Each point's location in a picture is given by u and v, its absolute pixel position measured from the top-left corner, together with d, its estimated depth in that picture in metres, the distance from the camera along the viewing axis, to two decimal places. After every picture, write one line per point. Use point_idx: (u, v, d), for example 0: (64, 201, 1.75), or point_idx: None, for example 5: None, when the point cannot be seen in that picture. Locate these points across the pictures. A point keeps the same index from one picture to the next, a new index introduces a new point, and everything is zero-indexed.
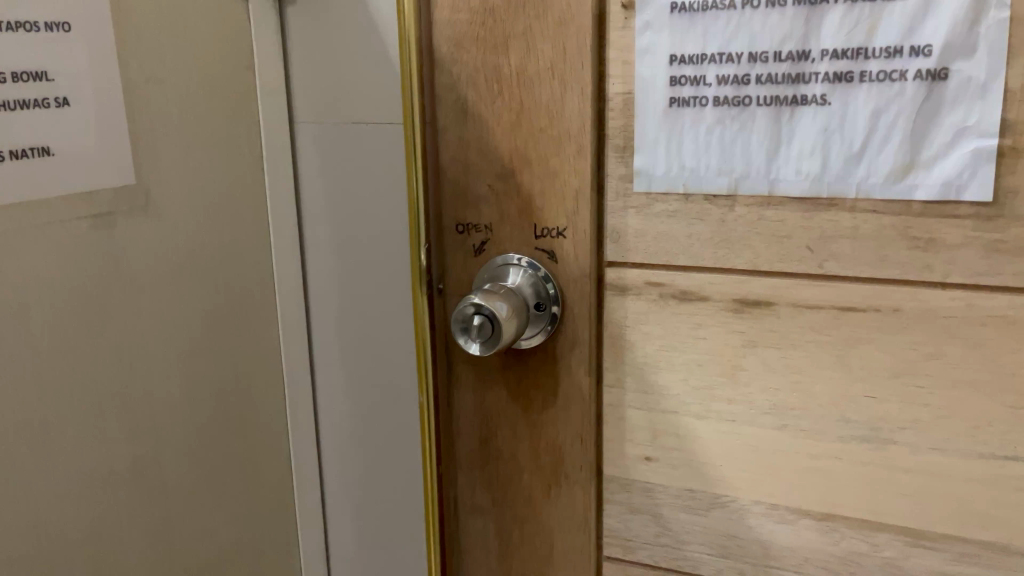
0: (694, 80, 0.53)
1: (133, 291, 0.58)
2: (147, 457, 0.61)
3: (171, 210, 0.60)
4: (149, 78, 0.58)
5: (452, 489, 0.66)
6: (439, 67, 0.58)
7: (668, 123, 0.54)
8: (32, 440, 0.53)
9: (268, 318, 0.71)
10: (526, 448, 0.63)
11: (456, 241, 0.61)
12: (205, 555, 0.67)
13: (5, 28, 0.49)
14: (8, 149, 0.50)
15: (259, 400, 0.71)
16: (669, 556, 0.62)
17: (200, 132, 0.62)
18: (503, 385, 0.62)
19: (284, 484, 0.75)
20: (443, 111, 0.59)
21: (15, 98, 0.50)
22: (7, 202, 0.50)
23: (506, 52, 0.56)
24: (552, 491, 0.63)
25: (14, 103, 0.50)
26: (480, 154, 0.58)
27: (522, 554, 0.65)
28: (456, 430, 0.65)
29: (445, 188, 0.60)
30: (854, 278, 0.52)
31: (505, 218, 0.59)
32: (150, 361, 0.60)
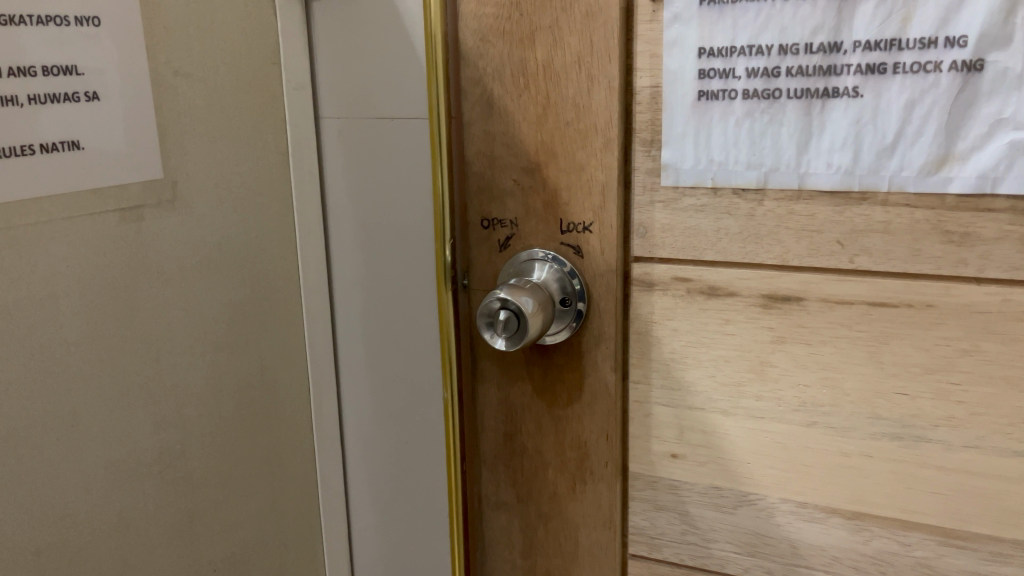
0: (723, 73, 0.52)
1: (160, 284, 0.58)
2: (174, 450, 0.61)
3: (198, 203, 0.60)
4: (177, 72, 0.58)
5: (477, 485, 0.66)
6: (465, 60, 0.58)
7: (696, 116, 0.53)
8: (61, 431, 0.53)
9: (293, 312, 0.71)
10: (551, 443, 0.62)
11: (481, 236, 0.61)
12: (231, 548, 0.67)
13: (36, 22, 0.49)
14: (39, 143, 0.50)
15: (284, 393, 0.71)
16: (696, 554, 0.61)
17: (226, 127, 0.62)
18: (527, 380, 0.62)
19: (308, 481, 0.75)
20: (468, 106, 0.59)
21: (46, 93, 0.50)
22: (38, 196, 0.50)
23: (533, 45, 0.56)
24: (577, 487, 0.62)
25: (44, 97, 0.50)
26: (506, 148, 0.58)
27: (546, 550, 0.65)
28: (481, 425, 0.65)
29: (471, 182, 0.60)
30: (885, 273, 0.51)
31: (530, 213, 0.59)
32: (176, 354, 0.60)
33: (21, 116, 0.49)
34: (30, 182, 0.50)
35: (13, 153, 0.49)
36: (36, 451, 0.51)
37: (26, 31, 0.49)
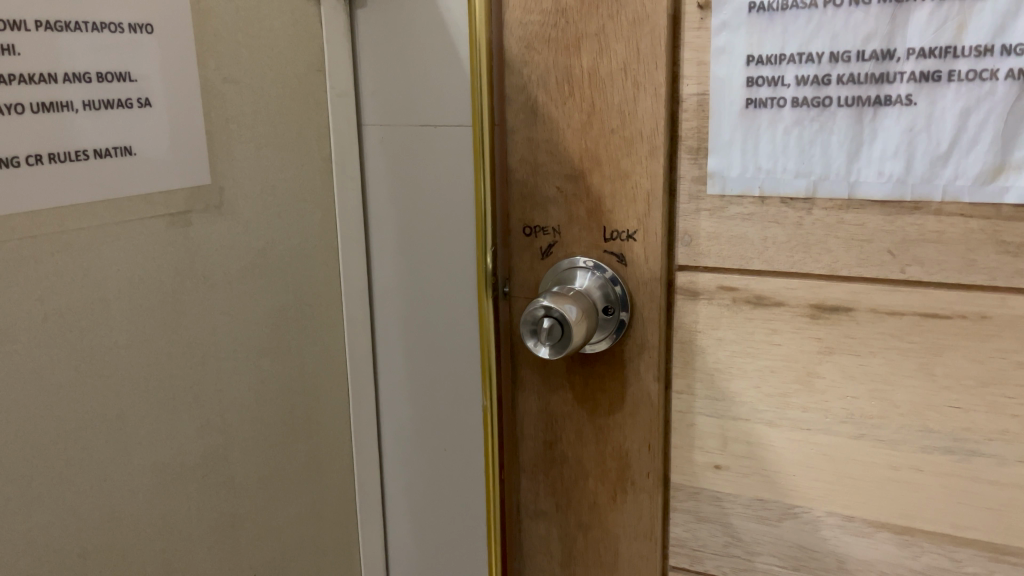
0: (772, 80, 0.52)
1: (205, 289, 0.59)
2: (217, 455, 0.61)
3: (244, 209, 0.61)
4: (226, 78, 0.58)
5: (515, 494, 0.66)
6: (510, 68, 0.58)
7: (744, 124, 0.53)
8: (109, 433, 0.53)
9: (334, 317, 0.71)
10: (591, 452, 0.62)
11: (523, 244, 0.61)
12: (271, 552, 0.67)
13: (91, 28, 0.50)
14: (93, 149, 0.51)
15: (323, 398, 0.71)
16: (738, 567, 0.60)
17: (272, 134, 0.62)
18: (568, 388, 0.61)
19: (345, 487, 0.75)
20: (512, 112, 0.59)
21: (100, 99, 0.51)
22: (89, 202, 0.51)
23: (579, 52, 0.56)
24: (617, 497, 0.62)
25: (99, 103, 0.51)
26: (550, 156, 0.58)
27: (585, 561, 0.64)
28: (520, 433, 0.65)
29: (513, 189, 0.60)
30: (937, 283, 0.50)
31: (573, 220, 0.58)
32: (221, 359, 0.60)
33: (75, 123, 0.50)
34: (83, 186, 0.50)
35: (67, 159, 0.49)
36: (84, 453, 0.52)
37: (81, 38, 0.49)
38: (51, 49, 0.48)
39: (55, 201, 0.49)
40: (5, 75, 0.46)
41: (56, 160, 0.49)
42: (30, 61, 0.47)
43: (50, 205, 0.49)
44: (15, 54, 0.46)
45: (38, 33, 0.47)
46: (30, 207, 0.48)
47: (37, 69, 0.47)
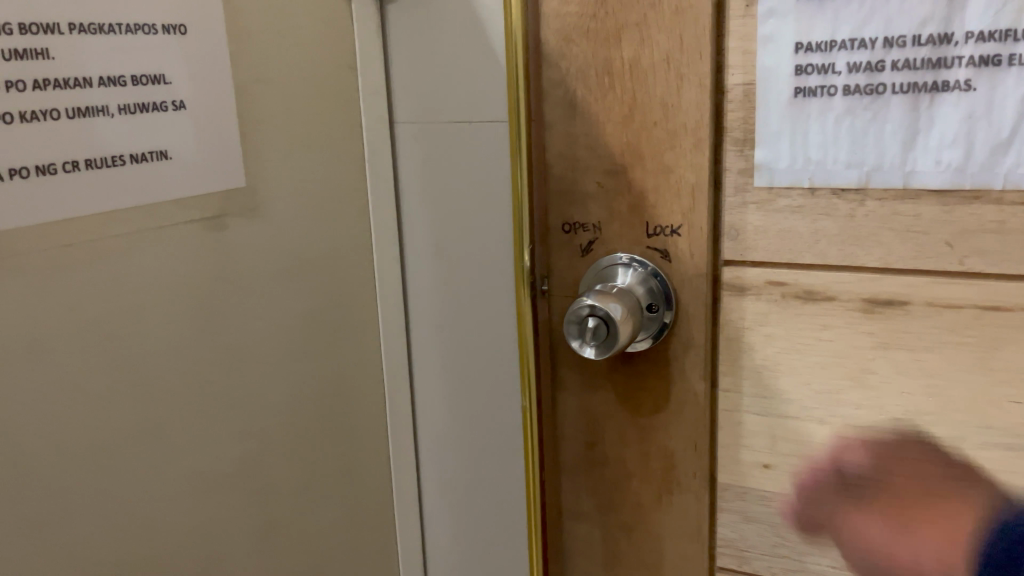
0: (822, 68, 0.50)
1: (242, 292, 0.57)
2: (255, 461, 0.60)
3: (278, 211, 0.60)
4: (258, 78, 0.57)
5: (555, 496, 0.65)
6: (547, 61, 0.57)
7: (793, 113, 0.51)
8: (149, 442, 0.52)
9: (368, 318, 0.70)
10: (635, 453, 0.61)
11: (562, 241, 0.59)
12: (310, 558, 0.66)
13: (125, 30, 0.48)
14: (129, 154, 0.49)
15: (359, 400, 0.70)
16: (789, 568, 0.59)
17: (305, 133, 0.61)
18: (610, 388, 0.60)
19: (382, 490, 0.74)
20: (549, 107, 0.57)
21: (135, 102, 0.49)
22: (125, 207, 0.49)
23: (619, 44, 0.54)
24: (663, 498, 0.60)
25: (134, 106, 0.49)
26: (589, 150, 0.57)
27: (630, 562, 0.63)
28: (561, 434, 0.63)
29: (552, 185, 0.59)
30: (997, 275, 0.49)
31: (614, 215, 0.57)
32: (258, 364, 0.60)
33: (111, 128, 0.48)
34: (119, 192, 0.49)
35: (104, 164, 0.48)
36: (125, 463, 0.51)
37: (115, 40, 0.48)
38: (84, 52, 0.47)
39: (91, 207, 0.48)
40: (41, 80, 0.45)
41: (92, 166, 0.48)
42: (64, 66, 0.46)
43: (87, 211, 0.48)
44: (49, 58, 0.45)
45: (72, 37, 0.46)
46: (67, 214, 0.47)
47: (72, 73, 0.46)
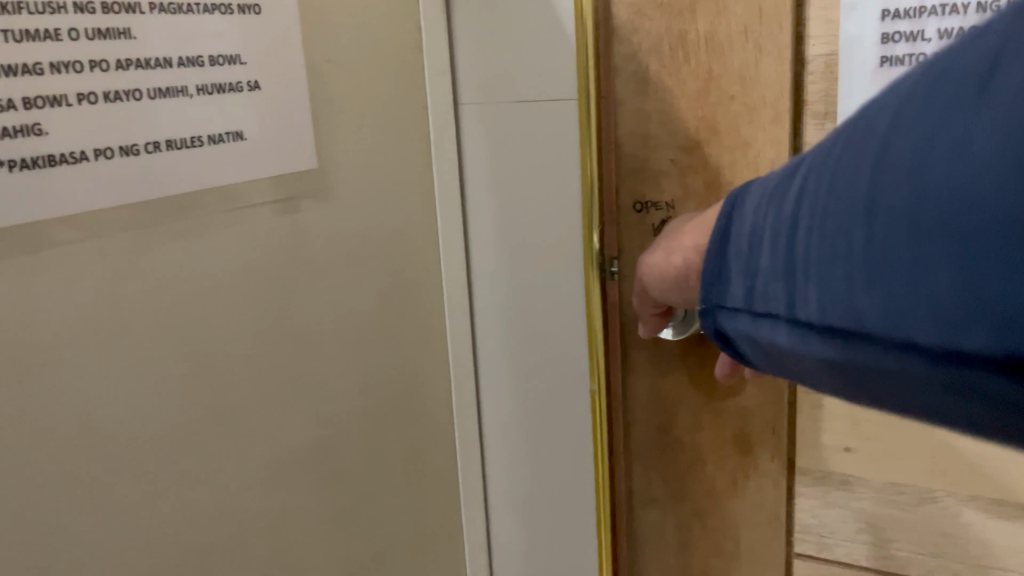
0: (910, 37, 0.48)
1: (313, 276, 0.57)
2: (327, 445, 0.60)
3: (347, 194, 0.59)
4: (326, 59, 0.57)
5: (625, 482, 0.64)
6: (618, 36, 0.56)
7: (879, 83, 0.49)
8: (224, 426, 0.52)
9: (433, 303, 0.69)
10: (709, 436, 0.59)
11: (633, 220, 0.58)
12: (379, 543, 0.66)
13: (204, 9, 0.48)
14: (207, 134, 0.49)
15: (426, 385, 0.70)
16: (871, 554, 0.57)
17: (371, 116, 0.61)
18: (684, 370, 0.59)
19: (448, 476, 0.74)
20: (620, 83, 0.56)
21: (213, 82, 0.49)
22: (201, 188, 0.49)
23: (694, 16, 0.53)
24: (739, 483, 0.59)
25: (212, 87, 0.49)
26: (662, 127, 0.55)
27: (703, 549, 0.62)
28: (630, 419, 0.62)
29: (623, 163, 0.58)
30: None
31: (688, 193, 0.56)
32: (329, 348, 0.59)
33: (191, 108, 0.48)
34: (196, 172, 0.49)
35: (184, 145, 0.48)
36: (204, 446, 0.51)
37: (195, 20, 0.48)
38: (166, 32, 0.46)
39: (171, 188, 0.47)
40: (123, 60, 0.45)
41: (173, 146, 0.47)
42: (145, 45, 0.46)
43: (166, 193, 0.47)
44: (131, 38, 0.45)
45: (154, 16, 0.46)
46: (147, 195, 0.46)
47: (154, 53, 0.46)
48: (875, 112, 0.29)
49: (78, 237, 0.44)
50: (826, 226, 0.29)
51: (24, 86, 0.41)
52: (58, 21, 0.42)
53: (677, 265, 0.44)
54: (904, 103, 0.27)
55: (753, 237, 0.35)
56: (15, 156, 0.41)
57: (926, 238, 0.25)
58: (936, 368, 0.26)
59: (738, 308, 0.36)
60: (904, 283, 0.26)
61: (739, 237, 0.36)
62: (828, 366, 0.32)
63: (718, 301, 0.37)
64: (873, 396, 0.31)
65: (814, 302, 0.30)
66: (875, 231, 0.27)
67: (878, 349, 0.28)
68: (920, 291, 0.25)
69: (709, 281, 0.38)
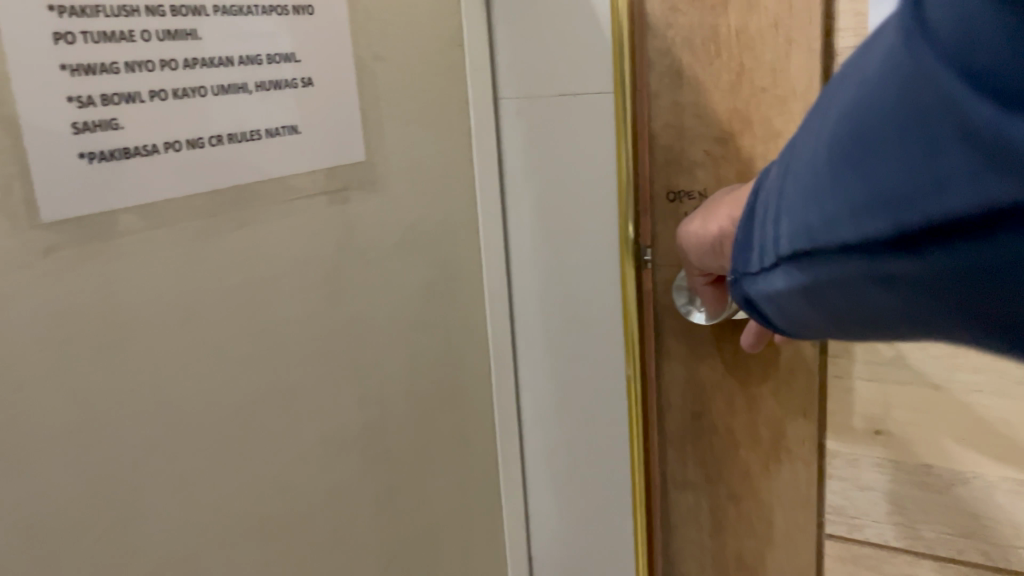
0: None
1: (365, 262, 0.60)
2: (376, 425, 0.63)
3: (394, 185, 0.62)
4: (375, 57, 0.60)
5: (662, 465, 0.66)
6: (652, 31, 0.58)
7: None
8: (284, 403, 0.55)
9: (476, 292, 0.72)
10: (743, 422, 0.61)
11: (667, 210, 0.60)
12: (427, 519, 0.69)
13: (261, 12, 0.51)
14: (265, 128, 0.52)
15: (469, 371, 0.72)
16: (902, 535, 0.58)
17: (417, 111, 0.63)
18: (717, 357, 0.61)
19: (488, 459, 0.77)
20: (655, 77, 0.58)
21: (270, 79, 0.52)
22: (260, 177, 0.52)
23: (726, 11, 0.54)
24: (772, 466, 0.61)
25: (269, 83, 0.52)
26: (697, 119, 0.57)
27: (738, 531, 0.64)
28: (667, 404, 0.64)
29: (658, 154, 0.60)
30: None
31: (721, 183, 0.58)
32: (376, 333, 0.62)
33: (250, 103, 0.51)
34: (253, 163, 0.52)
35: (244, 137, 0.51)
36: (262, 424, 0.54)
37: (254, 20, 0.51)
38: (228, 32, 0.49)
39: (231, 178, 0.51)
40: (190, 59, 0.48)
41: (234, 139, 0.50)
42: (210, 45, 0.49)
43: (227, 182, 0.50)
44: (197, 38, 0.48)
45: (217, 18, 0.49)
46: (211, 184, 0.50)
47: (217, 52, 0.49)
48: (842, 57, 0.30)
49: (150, 224, 0.47)
50: (801, 161, 0.30)
51: (101, 83, 0.44)
52: (132, 23, 0.45)
53: (712, 233, 0.45)
54: (868, 41, 0.28)
55: (754, 202, 0.35)
56: (95, 148, 0.44)
57: (873, 140, 0.26)
58: (906, 265, 0.26)
59: (749, 270, 0.36)
60: (859, 179, 0.26)
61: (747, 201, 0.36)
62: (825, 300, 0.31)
63: (736, 266, 0.37)
64: (879, 324, 0.31)
65: (789, 234, 0.31)
66: (827, 156, 0.28)
67: (855, 263, 0.28)
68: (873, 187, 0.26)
69: (735, 252, 0.37)
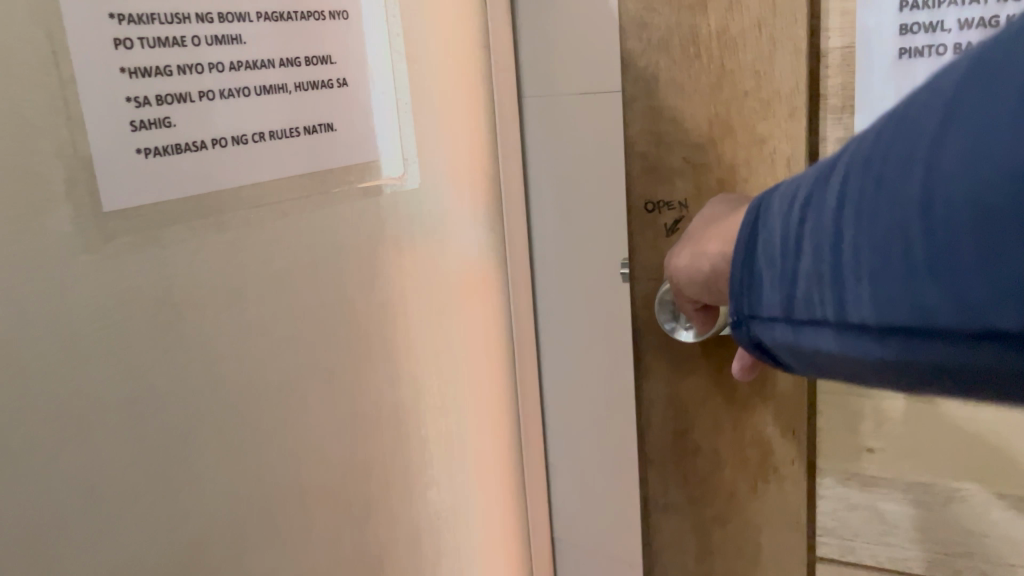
0: (930, 27, 0.47)
1: None
2: None
3: None
4: None
5: (644, 486, 0.63)
6: (626, 33, 0.54)
7: (898, 77, 0.48)
8: None
9: None
10: (728, 440, 0.58)
11: (645, 221, 0.57)
12: None
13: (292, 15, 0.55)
14: (304, 126, 0.57)
15: None
16: (895, 557, 0.56)
17: None
18: (700, 373, 0.58)
19: None
20: (630, 80, 0.55)
21: (305, 79, 0.56)
22: (305, 171, 0.57)
23: (705, 10, 0.51)
24: (759, 486, 0.58)
25: (305, 83, 0.56)
26: (675, 124, 0.54)
27: (724, 553, 0.61)
28: (647, 423, 0.61)
29: (635, 162, 0.56)
30: None
31: (702, 191, 0.55)
32: None
33: (291, 103, 0.55)
34: (302, 159, 0.57)
35: (286, 135, 0.55)
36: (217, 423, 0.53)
37: (285, 23, 0.54)
38: (270, 35, 0.53)
39: (284, 172, 0.56)
40: (236, 62, 0.51)
41: (276, 136, 0.55)
42: (254, 49, 0.52)
43: (271, 175, 0.55)
44: (242, 43, 0.52)
45: (262, 24, 0.53)
46: (256, 176, 0.54)
47: (262, 55, 0.53)
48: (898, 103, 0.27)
49: (199, 213, 0.51)
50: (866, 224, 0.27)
51: (164, 85, 0.48)
52: (186, 29, 0.48)
53: (707, 271, 0.41)
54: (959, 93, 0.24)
55: (774, 245, 0.32)
56: (149, 145, 0.47)
57: (996, 243, 0.22)
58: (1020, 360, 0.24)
59: (776, 318, 0.33)
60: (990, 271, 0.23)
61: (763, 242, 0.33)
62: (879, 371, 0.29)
63: (752, 309, 0.34)
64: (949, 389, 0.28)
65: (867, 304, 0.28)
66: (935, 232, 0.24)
67: (939, 345, 0.26)
68: (992, 275, 0.23)
69: (738, 293, 0.35)
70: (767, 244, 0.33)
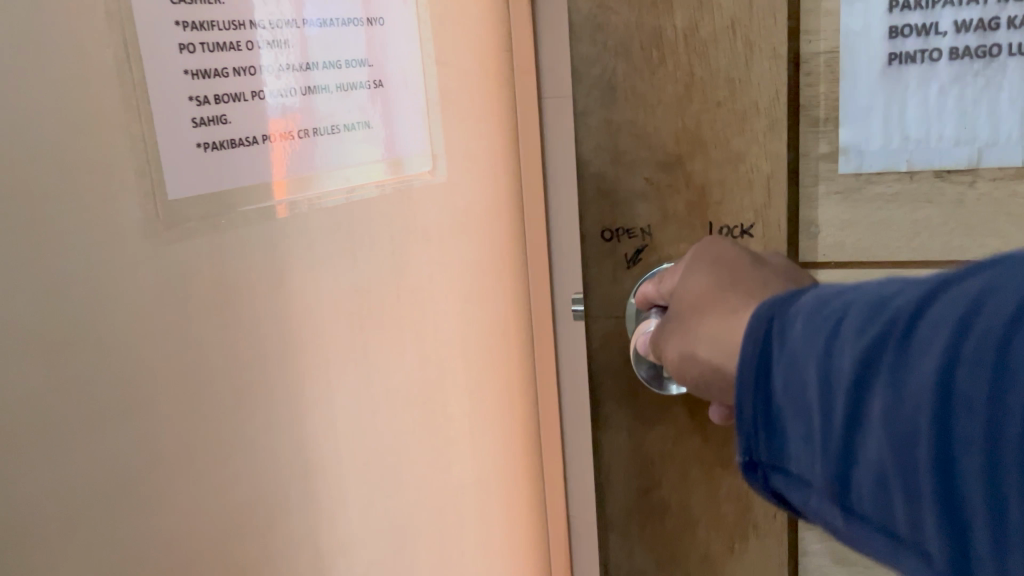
0: (923, 29, 0.42)
1: None
2: None
3: None
4: None
5: (603, 552, 0.55)
6: (577, 36, 0.47)
7: (887, 85, 0.43)
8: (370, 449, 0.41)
9: None
10: (701, 497, 0.51)
11: (603, 251, 0.50)
12: None
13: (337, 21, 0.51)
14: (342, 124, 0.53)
15: None
16: None
17: None
18: (669, 421, 0.51)
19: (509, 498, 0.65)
20: (581, 90, 0.48)
21: (343, 80, 0.52)
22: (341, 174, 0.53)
23: (671, 10, 0.45)
24: (736, 546, 0.51)
25: (343, 85, 0.52)
26: (636, 140, 0.47)
27: None
28: (607, 481, 0.53)
29: (589, 184, 0.49)
30: None
31: (669, 216, 0.48)
32: None
33: (330, 104, 0.51)
34: (342, 162, 0.53)
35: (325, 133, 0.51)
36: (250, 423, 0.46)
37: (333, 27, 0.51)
38: (324, 43, 0.51)
39: (330, 175, 0.52)
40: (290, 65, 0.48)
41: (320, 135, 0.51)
42: (302, 52, 0.49)
43: (325, 178, 0.52)
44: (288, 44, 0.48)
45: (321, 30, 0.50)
46: (306, 178, 0.50)
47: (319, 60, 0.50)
48: (1011, 285, 0.22)
49: (222, 213, 0.44)
50: (917, 424, 0.24)
51: (220, 87, 0.43)
52: (241, 34, 0.45)
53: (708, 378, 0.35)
54: None
55: (803, 385, 0.29)
56: (210, 139, 0.43)
57: None
58: None
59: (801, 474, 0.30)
60: None
61: (782, 376, 0.30)
62: (889, 561, 0.26)
63: (767, 453, 0.31)
64: None
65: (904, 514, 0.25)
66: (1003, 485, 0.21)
67: None
68: None
69: (752, 438, 0.32)
70: (789, 388, 0.29)
